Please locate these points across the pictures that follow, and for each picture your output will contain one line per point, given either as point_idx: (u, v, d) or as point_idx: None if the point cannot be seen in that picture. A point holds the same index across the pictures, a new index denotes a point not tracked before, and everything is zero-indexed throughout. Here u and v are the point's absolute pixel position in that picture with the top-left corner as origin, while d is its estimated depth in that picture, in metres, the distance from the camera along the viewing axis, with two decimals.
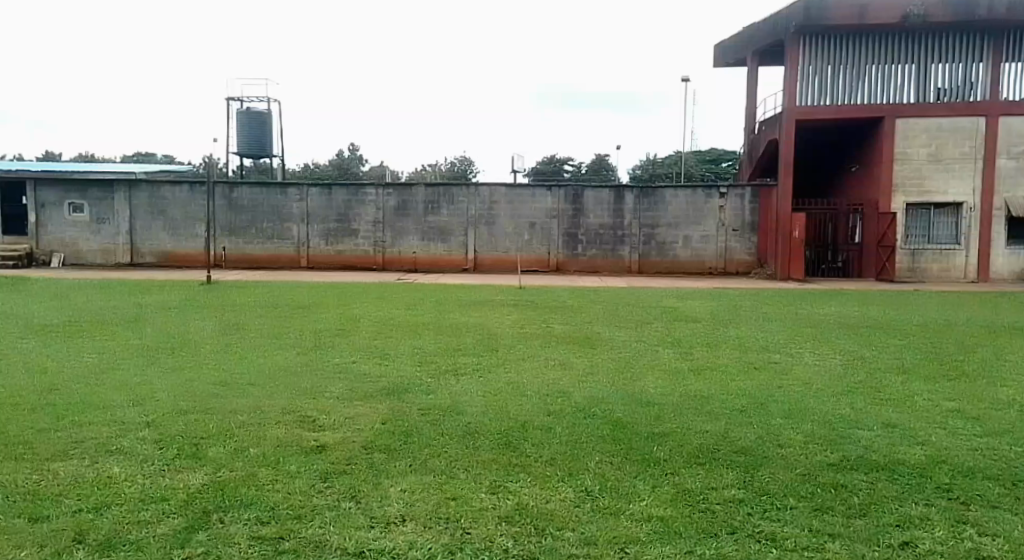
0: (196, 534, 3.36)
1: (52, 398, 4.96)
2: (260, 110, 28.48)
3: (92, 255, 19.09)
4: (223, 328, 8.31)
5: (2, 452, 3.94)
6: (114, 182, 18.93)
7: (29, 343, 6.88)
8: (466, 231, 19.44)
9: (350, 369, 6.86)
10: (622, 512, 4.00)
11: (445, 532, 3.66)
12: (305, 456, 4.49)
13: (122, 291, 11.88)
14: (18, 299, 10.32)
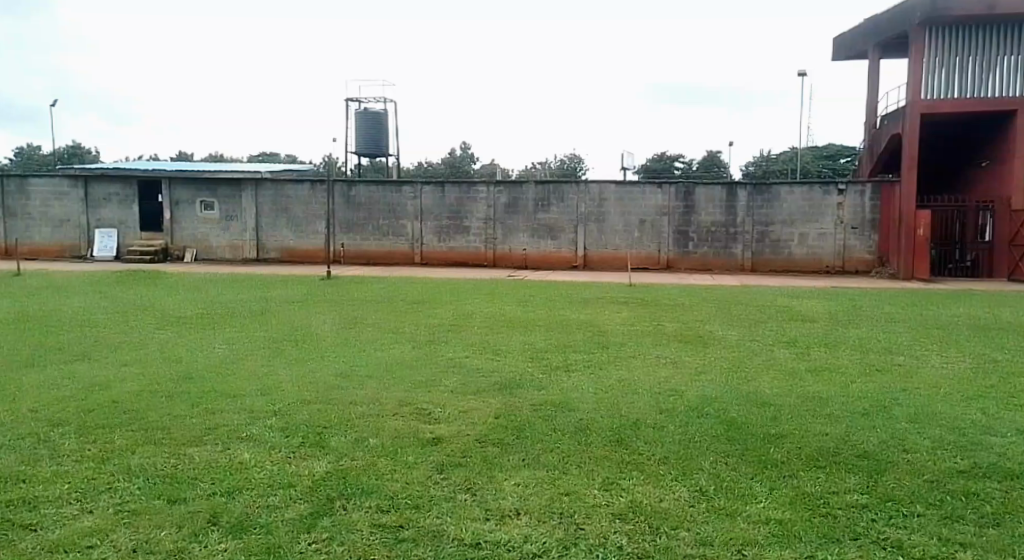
0: (321, 519, 3.45)
1: (187, 386, 5.27)
2: (377, 110, 29.49)
3: (220, 250, 20.37)
4: (342, 322, 8.59)
5: (145, 435, 4.20)
6: (243, 182, 20.08)
7: (168, 334, 7.35)
8: (575, 228, 19.31)
9: (463, 363, 6.93)
10: (739, 513, 3.79)
11: (559, 527, 3.58)
12: (420, 447, 4.55)
13: (251, 285, 12.56)
14: (159, 293, 11.09)
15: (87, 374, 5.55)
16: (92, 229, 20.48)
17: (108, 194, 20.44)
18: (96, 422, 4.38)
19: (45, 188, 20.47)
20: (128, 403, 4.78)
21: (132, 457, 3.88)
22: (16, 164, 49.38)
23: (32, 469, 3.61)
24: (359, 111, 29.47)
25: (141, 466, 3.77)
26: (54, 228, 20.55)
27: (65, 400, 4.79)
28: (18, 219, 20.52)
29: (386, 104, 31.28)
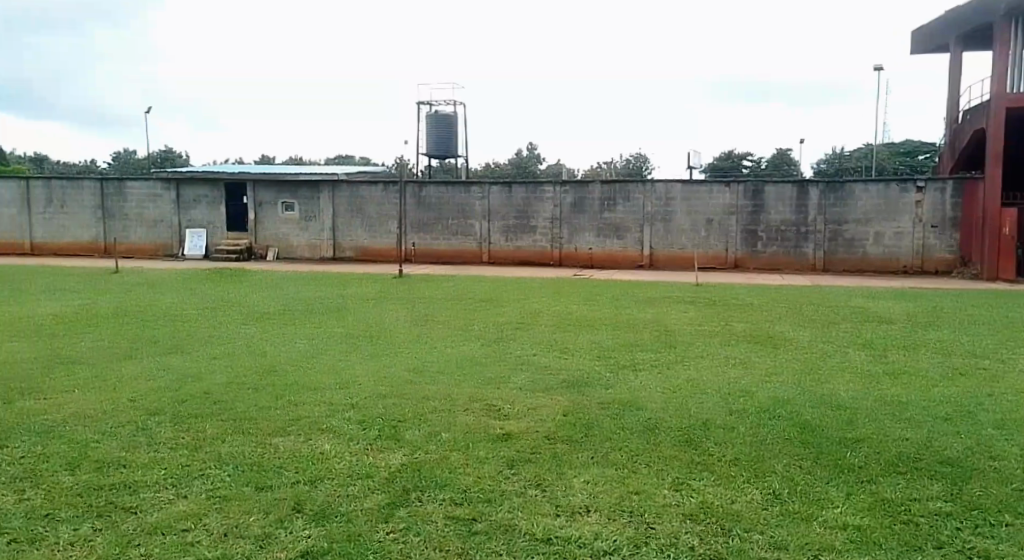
0: (397, 510, 3.55)
1: (271, 379, 5.49)
2: (447, 113, 29.85)
3: (300, 249, 21.01)
4: (413, 319, 8.77)
5: (233, 425, 4.39)
6: (320, 184, 20.68)
7: (252, 330, 7.66)
8: (642, 228, 19.13)
9: (531, 361, 6.98)
10: (814, 518, 3.70)
11: (628, 525, 3.58)
12: (491, 443, 4.61)
13: (327, 282, 12.94)
14: (242, 290, 11.57)
15: (179, 366, 5.84)
16: (183, 230, 21.33)
17: (197, 197, 21.24)
18: (187, 411, 4.61)
19: (141, 190, 21.35)
20: (217, 394, 5.01)
21: (222, 446, 4.06)
22: (112, 167, 52.27)
23: (131, 455, 3.82)
24: (429, 114, 29.92)
25: (229, 454, 3.95)
26: (148, 228, 21.46)
27: (161, 390, 5.06)
28: (116, 220, 21.47)
29: (455, 107, 31.61)
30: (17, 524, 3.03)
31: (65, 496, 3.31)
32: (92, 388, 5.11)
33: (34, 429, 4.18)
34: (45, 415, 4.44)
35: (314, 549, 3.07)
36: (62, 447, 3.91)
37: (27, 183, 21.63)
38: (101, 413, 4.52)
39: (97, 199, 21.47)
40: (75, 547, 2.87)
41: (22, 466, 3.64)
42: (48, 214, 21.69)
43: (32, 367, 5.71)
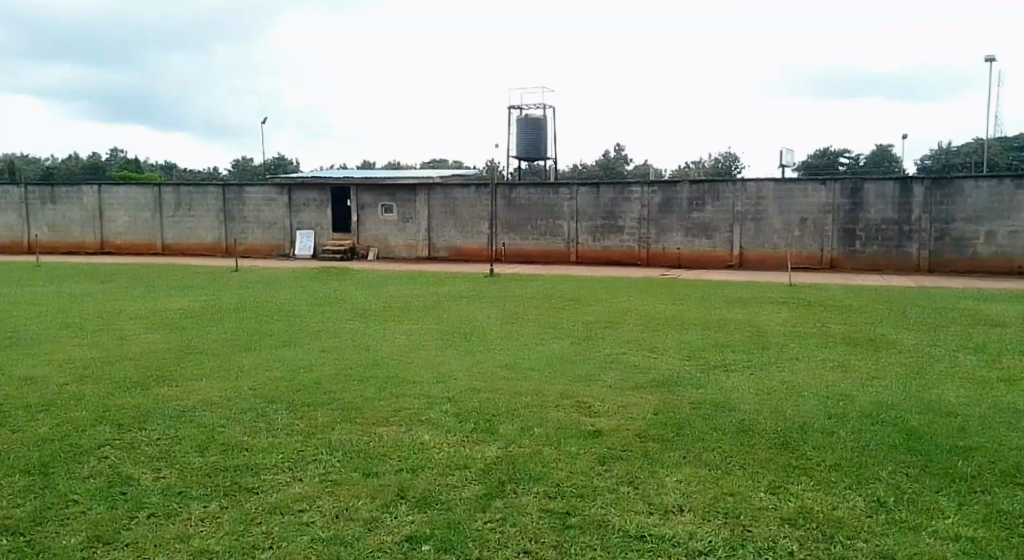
0: (494, 501, 3.66)
1: (374, 371, 5.74)
2: (537, 117, 30.19)
3: (398, 249, 21.64)
4: (505, 317, 8.92)
5: (341, 414, 4.63)
6: (417, 186, 21.25)
7: (355, 325, 8.01)
8: (732, 227, 18.70)
9: (621, 360, 6.97)
10: (922, 528, 3.57)
11: (724, 527, 3.56)
12: (582, 439, 4.66)
13: (423, 281, 13.32)
14: (345, 287, 12.09)
15: (291, 357, 6.19)
16: (295, 231, 22.22)
17: (307, 200, 22.14)
18: (299, 400, 4.89)
19: (258, 194, 22.39)
20: (326, 385, 5.29)
21: (332, 433, 4.30)
22: (230, 174, 55.56)
23: (253, 440, 4.10)
24: (520, 118, 30.32)
25: (338, 442, 4.17)
26: (264, 229, 22.47)
27: (277, 380, 5.38)
28: (235, 222, 22.59)
29: (546, 109, 31.86)
30: (156, 499, 3.31)
31: (196, 475, 3.59)
32: (217, 376, 5.49)
33: (168, 413, 4.53)
34: (177, 400, 4.81)
35: (417, 534, 3.21)
36: (192, 430, 4.23)
37: (158, 189, 22.93)
38: (226, 399, 4.86)
39: (219, 205, 22.65)
40: (206, 522, 3.12)
41: (158, 446, 3.96)
42: (176, 217, 22.97)
43: (163, 356, 6.19)
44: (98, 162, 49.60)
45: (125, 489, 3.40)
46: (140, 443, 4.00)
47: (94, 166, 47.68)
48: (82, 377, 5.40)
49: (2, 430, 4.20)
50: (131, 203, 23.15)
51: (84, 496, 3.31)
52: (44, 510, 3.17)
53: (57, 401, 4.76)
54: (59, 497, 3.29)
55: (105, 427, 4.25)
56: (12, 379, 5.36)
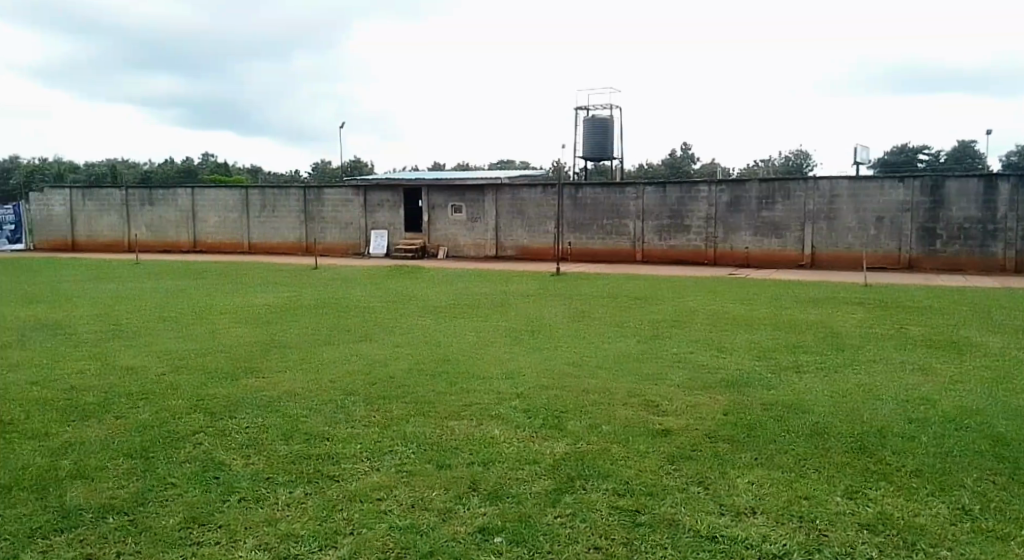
0: (564, 496, 3.69)
1: (446, 367, 5.85)
2: (604, 118, 30.10)
3: (467, 249, 21.92)
4: (572, 315, 8.95)
5: (415, 407, 4.76)
6: (485, 186, 21.43)
7: (426, 321, 8.18)
8: (803, 226, 18.21)
9: (689, 359, 6.90)
10: (1010, 538, 3.43)
11: (799, 530, 3.50)
12: (651, 438, 4.65)
13: (491, 279, 13.47)
14: (416, 285, 12.33)
15: (368, 352, 6.37)
16: (370, 231, 22.75)
17: (381, 201, 22.63)
18: (376, 393, 5.04)
19: (336, 195, 23.01)
20: (400, 379, 5.42)
21: (406, 425, 4.41)
22: (311, 176, 57.42)
23: (333, 430, 4.25)
24: (587, 119, 30.29)
25: (412, 434, 4.28)
26: (341, 229, 23.07)
27: (354, 373, 5.56)
28: (315, 222, 23.28)
29: (613, 109, 31.72)
30: (246, 483, 3.49)
31: (281, 463, 3.75)
32: (300, 369, 5.71)
33: (255, 403, 4.74)
34: (264, 390, 5.03)
35: (489, 526, 3.27)
36: (278, 419, 4.41)
37: (245, 191, 23.82)
38: (308, 391, 5.05)
39: (300, 205, 23.35)
40: (291, 507, 3.26)
41: (246, 434, 4.16)
42: (260, 217, 23.82)
43: (249, 348, 6.48)
44: (190, 166, 52.08)
45: (217, 474, 3.59)
46: (231, 431, 4.20)
47: (188, 169, 50.18)
48: (177, 367, 5.71)
49: (108, 415, 4.48)
50: (220, 204, 24.15)
51: (180, 479, 3.51)
52: (146, 492, 3.37)
53: (156, 390, 5.04)
54: (159, 480, 3.50)
55: (198, 414, 4.48)
56: (115, 368, 5.71)
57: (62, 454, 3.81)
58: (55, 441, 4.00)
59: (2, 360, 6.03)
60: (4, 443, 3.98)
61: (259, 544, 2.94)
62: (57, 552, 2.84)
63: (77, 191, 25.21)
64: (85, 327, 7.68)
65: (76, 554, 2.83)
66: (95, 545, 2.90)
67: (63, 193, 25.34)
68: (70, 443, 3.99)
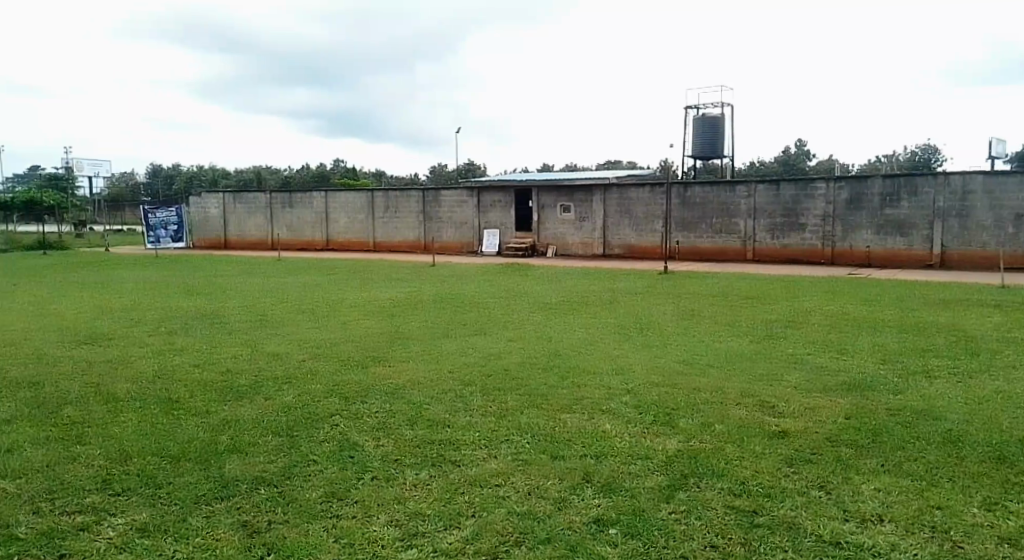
0: (678, 493, 3.68)
1: (557, 361, 5.96)
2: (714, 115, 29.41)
3: (575, 247, 21.99)
4: (683, 313, 8.84)
5: (530, 399, 4.87)
6: (594, 187, 21.43)
7: (537, 317, 8.31)
8: (931, 224, 17.14)
9: (806, 361, 6.66)
10: None
11: (932, 541, 3.34)
12: (767, 438, 4.56)
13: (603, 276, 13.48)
14: (529, 282, 12.55)
15: (483, 345, 6.56)
16: (482, 230, 23.26)
17: (494, 201, 23.06)
18: (491, 385, 5.19)
19: (452, 196, 23.63)
20: (514, 372, 5.56)
21: (521, 416, 4.54)
22: (428, 179, 59.24)
23: (453, 417, 4.43)
24: (696, 117, 29.69)
25: (527, 425, 4.39)
26: (457, 229, 23.69)
27: (471, 365, 5.75)
28: (432, 222, 24.03)
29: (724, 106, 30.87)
30: (377, 463, 3.70)
31: (407, 446, 3.95)
32: (422, 359, 5.96)
33: (382, 389, 5.01)
34: (389, 379, 5.29)
35: (604, 517, 3.32)
36: (402, 405, 4.64)
37: (370, 194, 24.89)
38: (429, 380, 5.27)
39: (419, 206, 24.19)
40: (418, 488, 3.45)
41: (376, 418, 4.40)
42: (384, 218, 24.81)
43: (376, 339, 6.83)
44: (320, 171, 54.95)
45: (352, 453, 3.84)
46: (362, 414, 4.46)
47: (320, 174, 53.12)
48: (314, 355, 6.11)
49: (258, 395, 4.87)
50: (346, 206, 25.35)
51: (320, 457, 3.77)
52: (291, 467, 3.64)
53: (297, 374, 5.43)
54: (302, 456, 3.78)
55: (333, 398, 4.79)
56: (262, 354, 6.17)
57: (220, 430, 4.18)
58: (214, 418, 4.39)
59: (169, 344, 6.65)
60: (172, 417, 4.40)
61: (391, 521, 3.12)
62: (219, 517, 3.13)
63: (228, 195, 27.29)
64: (233, 317, 8.34)
65: (235, 520, 3.11)
66: (250, 513, 3.16)
67: (218, 196, 27.51)
68: (226, 420, 4.36)
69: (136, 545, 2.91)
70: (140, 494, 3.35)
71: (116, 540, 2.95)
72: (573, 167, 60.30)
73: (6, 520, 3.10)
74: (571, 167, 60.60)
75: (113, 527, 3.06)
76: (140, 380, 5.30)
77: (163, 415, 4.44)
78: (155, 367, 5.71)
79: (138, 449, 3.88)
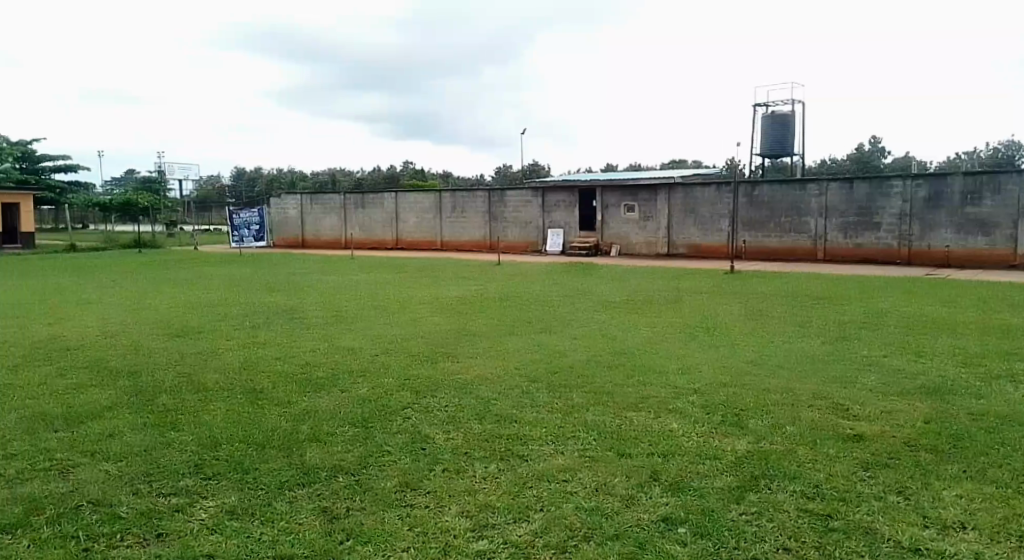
0: (748, 494, 3.63)
1: (622, 360, 5.94)
2: (784, 112, 28.67)
3: (639, 247, 21.80)
4: (750, 313, 8.67)
5: (594, 397, 4.87)
6: (658, 186, 21.21)
7: (602, 315, 8.31)
8: (1016, 223, 16.30)
9: (882, 363, 6.44)
10: None
11: (1020, 550, 3.19)
12: (841, 441, 4.43)
13: (668, 276, 13.31)
14: (594, 281, 12.52)
15: (548, 343, 6.58)
16: (547, 230, 23.32)
17: (558, 201, 23.10)
18: (557, 382, 5.21)
19: (518, 196, 23.77)
20: (579, 369, 5.58)
21: (587, 414, 4.54)
22: (493, 179, 59.75)
23: (520, 413, 4.46)
24: (765, 115, 29.02)
25: (593, 422, 4.39)
26: (522, 228, 23.81)
27: (537, 362, 5.79)
28: (498, 222, 24.22)
29: (794, 103, 30.06)
30: (448, 456, 3.77)
31: (476, 440, 4.01)
32: (488, 356, 6.04)
33: (451, 384, 5.09)
34: (458, 374, 5.38)
35: (673, 517, 3.30)
36: (471, 401, 4.71)
37: (438, 194, 25.24)
38: (495, 376, 5.33)
39: (486, 206, 24.41)
40: (487, 481, 3.50)
41: (446, 412, 4.48)
42: (452, 218, 25.13)
43: (444, 336, 6.94)
44: (389, 173, 56.00)
45: (424, 445, 3.92)
46: (433, 408, 4.55)
47: (389, 176, 54.13)
48: (387, 350, 6.25)
49: (335, 387, 5.03)
50: (415, 206, 25.77)
51: (394, 448, 3.86)
52: (367, 457, 3.75)
53: (369, 368, 5.57)
54: (377, 447, 3.89)
55: (404, 392, 4.89)
56: (337, 348, 6.36)
57: (301, 419, 4.33)
58: (295, 408, 4.56)
59: (252, 338, 6.92)
60: (257, 407, 4.59)
61: (462, 512, 3.18)
62: (301, 502, 3.26)
63: (306, 196, 28.15)
64: (308, 313, 8.61)
65: (315, 506, 3.22)
66: (330, 500, 3.28)
67: (296, 197, 28.39)
68: (305, 410, 4.52)
69: (226, 527, 3.05)
70: (228, 478, 3.51)
71: (208, 521, 3.10)
72: (637, 167, 59.74)
73: (109, 500, 3.29)
74: (634, 167, 59.97)
75: (205, 509, 3.22)
76: (225, 371, 5.54)
77: (249, 405, 4.63)
78: (241, 359, 5.97)
79: (226, 435, 4.06)
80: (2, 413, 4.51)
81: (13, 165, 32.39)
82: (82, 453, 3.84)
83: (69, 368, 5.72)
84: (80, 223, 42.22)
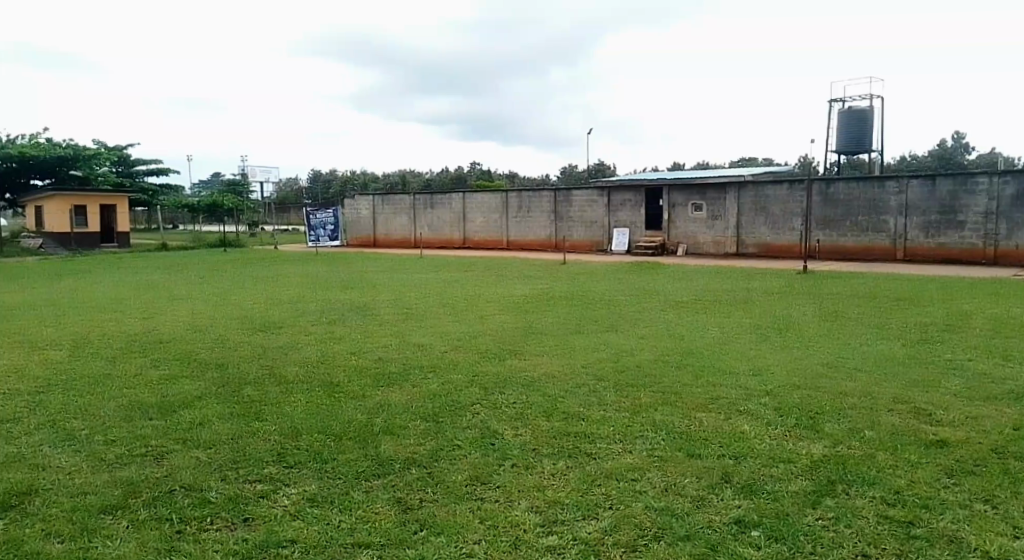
0: (825, 499, 3.52)
1: (691, 360, 5.86)
2: (860, 108, 27.74)
3: (707, 246, 21.40)
4: (824, 314, 8.43)
5: (664, 396, 4.82)
6: (727, 184, 20.82)
7: (670, 315, 8.22)
8: None
9: (965, 366, 6.15)
10: None
11: None
12: (923, 447, 4.26)
13: (738, 276, 13.04)
14: (661, 280, 12.37)
15: (616, 341, 6.56)
16: (613, 229, 23.16)
17: (624, 200, 22.92)
18: (625, 381, 5.18)
19: (584, 196, 23.72)
20: (647, 368, 5.53)
21: (656, 413, 4.50)
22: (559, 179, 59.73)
23: (589, 411, 4.46)
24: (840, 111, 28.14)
25: (662, 422, 4.34)
26: (588, 228, 23.72)
27: (606, 360, 5.77)
28: (565, 221, 24.20)
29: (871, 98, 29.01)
30: (517, 451, 3.81)
31: (545, 437, 4.03)
32: (556, 354, 6.06)
33: (519, 382, 5.12)
34: (526, 372, 5.41)
35: (746, 519, 3.24)
36: (539, 398, 4.73)
37: (505, 194, 25.43)
38: (563, 375, 5.33)
39: (552, 205, 24.44)
40: (557, 477, 3.51)
41: (514, 409, 4.51)
42: (518, 218, 25.27)
43: (511, 334, 6.98)
44: (458, 174, 56.57)
45: (493, 441, 3.97)
46: (501, 405, 4.59)
47: (458, 178, 54.60)
48: (456, 346, 6.35)
49: (405, 383, 5.13)
50: (482, 206, 26.04)
51: (464, 443, 3.92)
52: (439, 451, 3.82)
53: (438, 364, 5.66)
54: (448, 441, 3.95)
55: (473, 389, 4.95)
56: (408, 344, 6.48)
57: (375, 413, 4.45)
58: (369, 402, 4.67)
59: (329, 333, 7.13)
60: (333, 400, 4.73)
61: (532, 507, 3.21)
62: (376, 493, 3.33)
63: (378, 197, 28.78)
64: (380, 310, 8.81)
65: (390, 496, 3.30)
66: (403, 491, 3.35)
67: (369, 198, 29.04)
68: (379, 404, 4.63)
69: (307, 513, 3.16)
70: (309, 467, 3.63)
71: (291, 508, 3.22)
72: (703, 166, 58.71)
73: (200, 485, 3.45)
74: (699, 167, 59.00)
75: (287, 496, 3.34)
76: (302, 365, 5.73)
77: (326, 398, 4.77)
78: (317, 354, 6.16)
79: (305, 426, 4.20)
80: (102, 401, 4.78)
81: (109, 168, 33.95)
82: (175, 440, 4.03)
83: (161, 359, 6.02)
84: (170, 223, 44.20)
